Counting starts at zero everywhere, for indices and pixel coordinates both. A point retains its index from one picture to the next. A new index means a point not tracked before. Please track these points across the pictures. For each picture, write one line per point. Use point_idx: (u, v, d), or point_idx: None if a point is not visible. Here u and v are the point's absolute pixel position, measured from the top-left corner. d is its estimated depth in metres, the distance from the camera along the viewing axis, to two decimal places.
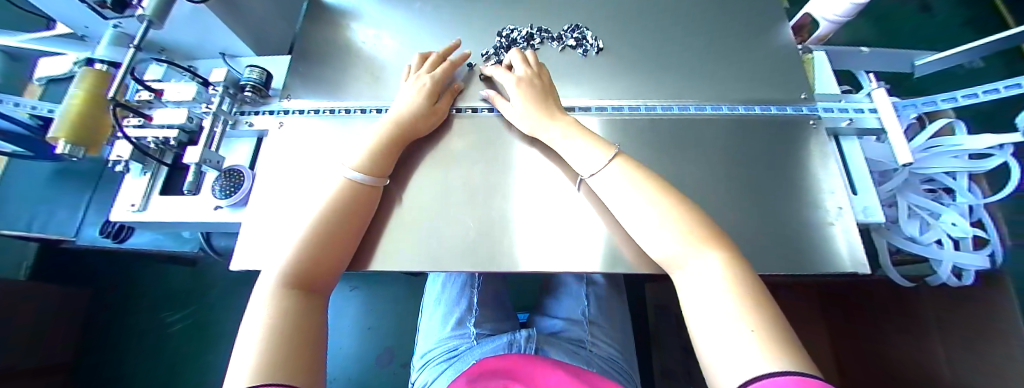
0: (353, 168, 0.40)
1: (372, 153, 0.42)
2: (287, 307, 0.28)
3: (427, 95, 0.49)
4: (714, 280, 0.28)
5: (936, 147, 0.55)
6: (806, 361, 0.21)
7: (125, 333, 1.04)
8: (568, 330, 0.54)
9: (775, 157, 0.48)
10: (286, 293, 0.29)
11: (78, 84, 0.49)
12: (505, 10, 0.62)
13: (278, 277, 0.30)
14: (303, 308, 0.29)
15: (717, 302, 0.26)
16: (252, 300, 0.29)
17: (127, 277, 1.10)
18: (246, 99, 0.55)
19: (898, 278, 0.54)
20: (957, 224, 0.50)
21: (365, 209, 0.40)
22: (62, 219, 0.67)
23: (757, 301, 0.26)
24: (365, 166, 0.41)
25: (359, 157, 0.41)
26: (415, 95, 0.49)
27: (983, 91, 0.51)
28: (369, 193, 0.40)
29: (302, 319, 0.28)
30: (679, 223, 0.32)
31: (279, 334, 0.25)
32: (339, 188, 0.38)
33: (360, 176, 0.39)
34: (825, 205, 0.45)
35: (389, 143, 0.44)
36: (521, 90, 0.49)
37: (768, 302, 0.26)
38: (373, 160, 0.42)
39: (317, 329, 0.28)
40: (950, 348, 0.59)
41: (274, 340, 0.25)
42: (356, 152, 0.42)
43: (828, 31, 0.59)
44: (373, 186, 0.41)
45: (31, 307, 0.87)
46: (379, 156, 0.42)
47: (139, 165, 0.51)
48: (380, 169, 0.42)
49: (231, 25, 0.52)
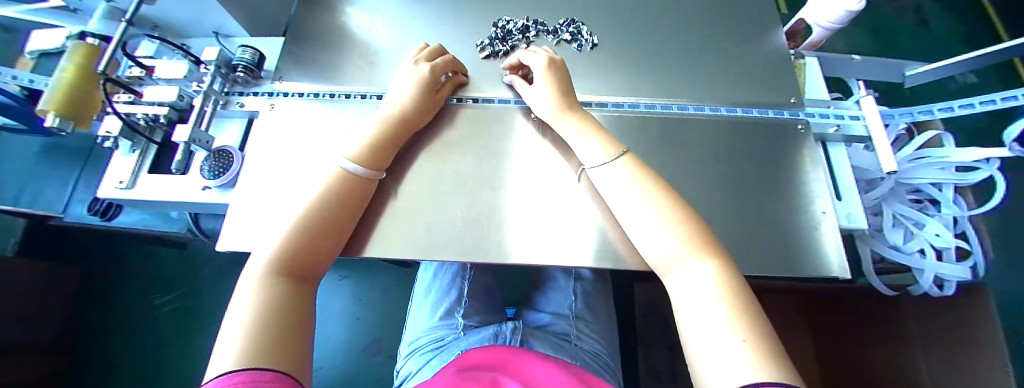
0: (350, 158, 0.40)
1: (370, 143, 0.42)
2: (278, 295, 0.28)
3: (425, 86, 0.47)
4: (708, 288, 0.28)
5: (923, 158, 0.56)
6: (791, 371, 0.22)
7: (113, 314, 1.04)
8: (556, 324, 0.55)
9: (763, 159, 0.48)
10: (278, 281, 0.29)
11: (69, 58, 0.49)
12: (502, 2, 0.62)
13: (267, 266, 0.30)
14: (292, 297, 0.29)
15: (712, 312, 0.26)
16: (238, 288, 0.29)
17: (118, 258, 1.09)
18: (238, 80, 0.54)
19: (882, 286, 0.54)
20: (940, 234, 0.51)
21: (359, 198, 0.40)
22: (50, 195, 0.67)
23: (749, 313, 0.26)
24: (361, 158, 0.41)
25: (356, 148, 0.41)
26: (411, 86, 0.47)
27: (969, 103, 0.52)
28: (366, 185, 0.41)
29: (290, 307, 0.28)
30: (676, 229, 0.32)
31: (266, 322, 0.25)
32: (334, 178, 0.38)
33: (355, 167, 0.39)
34: (811, 211, 0.45)
35: (387, 135, 0.44)
36: (545, 76, 0.47)
37: (759, 315, 0.27)
38: (371, 151, 0.42)
39: (304, 319, 0.28)
40: (930, 357, 0.60)
41: (256, 320, 0.25)
42: (354, 143, 0.42)
43: (821, 38, 0.59)
44: (370, 178, 0.41)
45: (19, 284, 0.86)
46: (376, 147, 0.42)
47: (128, 143, 0.50)
48: (376, 163, 0.42)
49: (226, 4, 0.51)
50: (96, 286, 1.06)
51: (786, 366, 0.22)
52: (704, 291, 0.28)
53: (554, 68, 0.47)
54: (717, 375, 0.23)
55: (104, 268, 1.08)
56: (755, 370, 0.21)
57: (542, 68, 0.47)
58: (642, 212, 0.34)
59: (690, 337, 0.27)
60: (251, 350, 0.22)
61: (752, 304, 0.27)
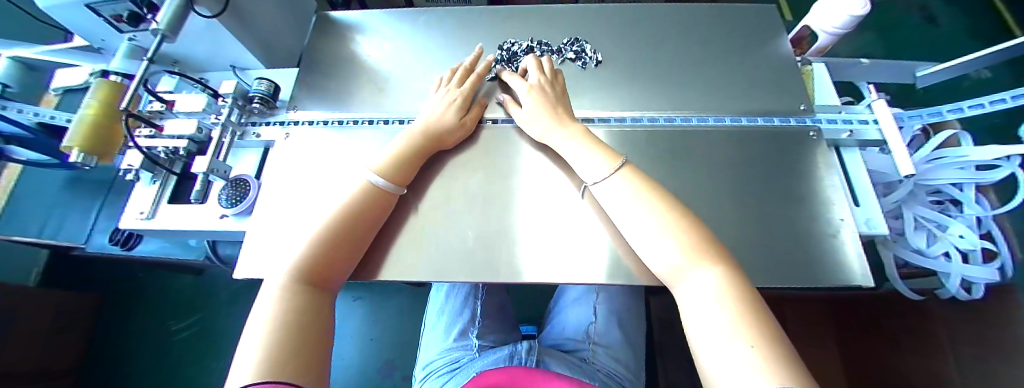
0: (376, 171, 0.41)
1: (397, 158, 0.43)
2: (291, 309, 0.28)
3: (456, 108, 0.50)
4: (710, 294, 0.27)
5: (941, 158, 0.55)
6: (805, 379, 0.21)
7: (130, 341, 1.04)
8: (579, 350, 0.53)
9: (777, 168, 0.48)
10: (292, 297, 0.29)
11: (93, 96, 0.50)
12: (507, 23, 0.64)
13: (285, 281, 0.30)
14: (309, 311, 0.29)
15: (714, 318, 0.26)
16: (257, 300, 0.29)
17: (136, 284, 1.11)
18: (254, 111, 0.56)
19: (908, 291, 0.53)
20: (964, 236, 0.50)
21: (381, 212, 0.41)
22: (72, 226, 0.69)
23: (758, 319, 0.25)
24: (388, 171, 0.42)
25: (383, 160, 0.43)
26: (443, 107, 0.50)
27: (969, 106, 0.52)
28: (387, 199, 0.41)
29: (303, 317, 0.28)
30: (678, 237, 0.31)
31: (281, 336, 0.25)
32: (361, 189, 0.39)
33: (383, 182, 0.40)
34: (829, 218, 0.44)
35: (414, 151, 0.45)
36: (531, 97, 0.49)
37: (769, 317, 0.26)
38: (397, 166, 0.43)
39: (322, 331, 0.28)
40: (958, 358, 0.58)
41: (273, 335, 0.25)
42: (381, 155, 0.44)
43: (827, 43, 0.59)
44: (392, 193, 0.42)
45: (40, 313, 0.88)
46: (400, 164, 0.43)
47: (149, 174, 0.52)
48: (401, 178, 0.43)
49: (241, 38, 0.53)
50: (114, 311, 1.08)
51: (796, 371, 0.21)
52: (708, 299, 0.27)
53: (538, 89, 0.50)
54: (728, 382, 0.22)
55: (122, 293, 1.10)
56: (763, 376, 0.21)
57: (525, 89, 0.50)
58: (644, 223, 0.34)
59: (697, 344, 0.26)
60: (262, 362, 0.22)
61: (758, 307, 0.27)
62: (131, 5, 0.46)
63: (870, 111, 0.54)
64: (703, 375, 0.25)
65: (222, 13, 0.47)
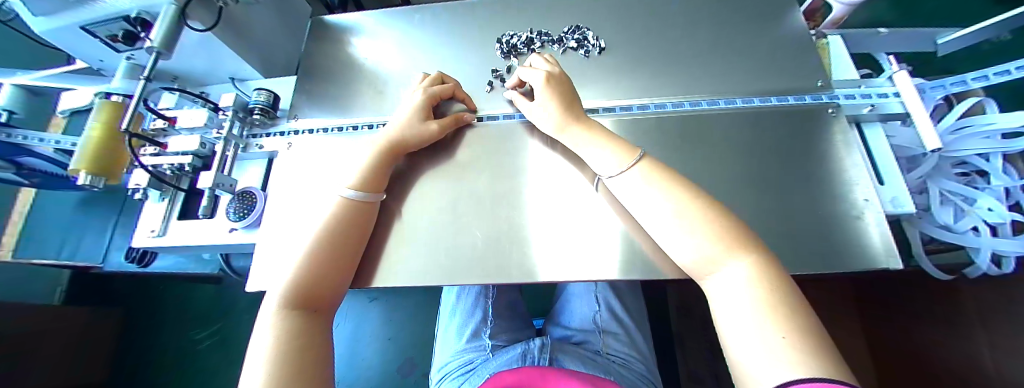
0: (348, 186, 0.39)
1: (366, 169, 0.41)
2: (288, 329, 0.28)
3: (422, 111, 0.47)
4: (739, 287, 0.26)
5: (965, 128, 0.49)
6: (843, 374, 0.20)
7: (155, 351, 1.07)
8: (589, 341, 0.52)
9: (795, 148, 0.46)
10: (292, 314, 0.29)
11: (96, 116, 0.50)
12: (505, 14, 0.62)
13: (286, 299, 0.30)
14: (305, 331, 0.28)
15: (741, 309, 0.25)
16: (259, 322, 0.29)
17: (154, 297, 1.14)
18: (256, 122, 0.56)
19: (934, 270, 0.49)
20: (993, 209, 0.45)
21: (362, 227, 0.39)
22: (90, 246, 0.70)
23: (794, 307, 0.24)
24: (359, 183, 0.40)
25: (355, 176, 0.40)
26: (409, 111, 0.47)
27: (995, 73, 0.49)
28: (365, 211, 0.39)
29: (304, 340, 0.27)
30: (703, 227, 0.30)
31: (281, 367, 0.24)
32: (335, 207, 0.37)
33: (354, 193, 0.38)
34: (852, 198, 0.42)
35: (382, 161, 0.43)
36: (546, 91, 0.46)
37: (802, 306, 0.25)
38: (368, 175, 0.41)
39: (323, 352, 0.28)
40: (984, 338, 0.56)
41: (276, 364, 0.25)
42: (351, 171, 0.41)
43: (842, 14, 0.57)
44: (369, 202, 0.40)
45: (61, 332, 0.90)
46: (372, 172, 0.41)
47: (157, 192, 0.53)
48: (375, 185, 0.41)
49: (237, 49, 0.53)
50: (139, 324, 1.10)
51: (832, 364, 0.20)
52: (739, 291, 0.26)
53: (554, 82, 0.46)
54: (756, 373, 0.22)
55: (141, 307, 1.12)
56: (795, 368, 0.20)
57: (540, 83, 0.46)
58: (664, 212, 0.33)
59: (725, 334, 0.26)
60: None
61: (792, 297, 0.25)
62: (124, 24, 0.46)
63: (892, 84, 0.51)
64: (731, 364, 0.25)
65: (216, 26, 0.46)
